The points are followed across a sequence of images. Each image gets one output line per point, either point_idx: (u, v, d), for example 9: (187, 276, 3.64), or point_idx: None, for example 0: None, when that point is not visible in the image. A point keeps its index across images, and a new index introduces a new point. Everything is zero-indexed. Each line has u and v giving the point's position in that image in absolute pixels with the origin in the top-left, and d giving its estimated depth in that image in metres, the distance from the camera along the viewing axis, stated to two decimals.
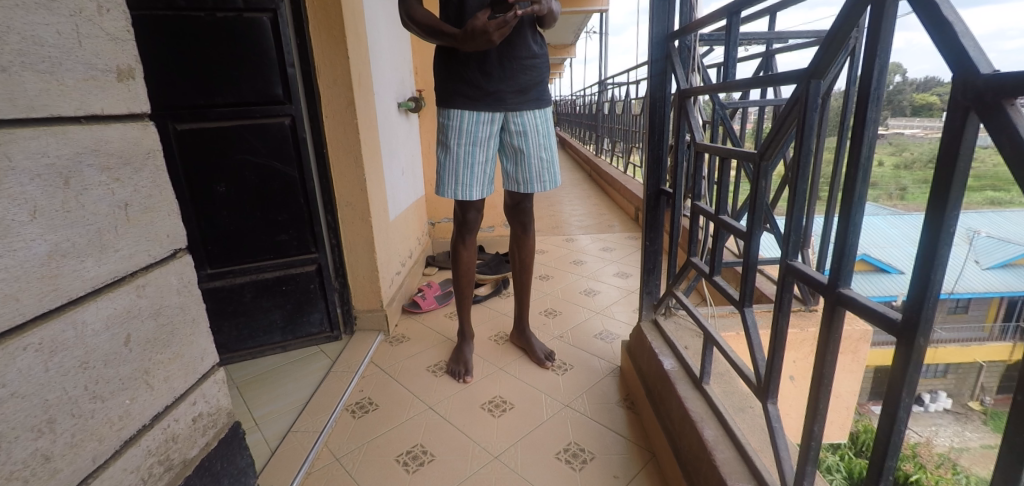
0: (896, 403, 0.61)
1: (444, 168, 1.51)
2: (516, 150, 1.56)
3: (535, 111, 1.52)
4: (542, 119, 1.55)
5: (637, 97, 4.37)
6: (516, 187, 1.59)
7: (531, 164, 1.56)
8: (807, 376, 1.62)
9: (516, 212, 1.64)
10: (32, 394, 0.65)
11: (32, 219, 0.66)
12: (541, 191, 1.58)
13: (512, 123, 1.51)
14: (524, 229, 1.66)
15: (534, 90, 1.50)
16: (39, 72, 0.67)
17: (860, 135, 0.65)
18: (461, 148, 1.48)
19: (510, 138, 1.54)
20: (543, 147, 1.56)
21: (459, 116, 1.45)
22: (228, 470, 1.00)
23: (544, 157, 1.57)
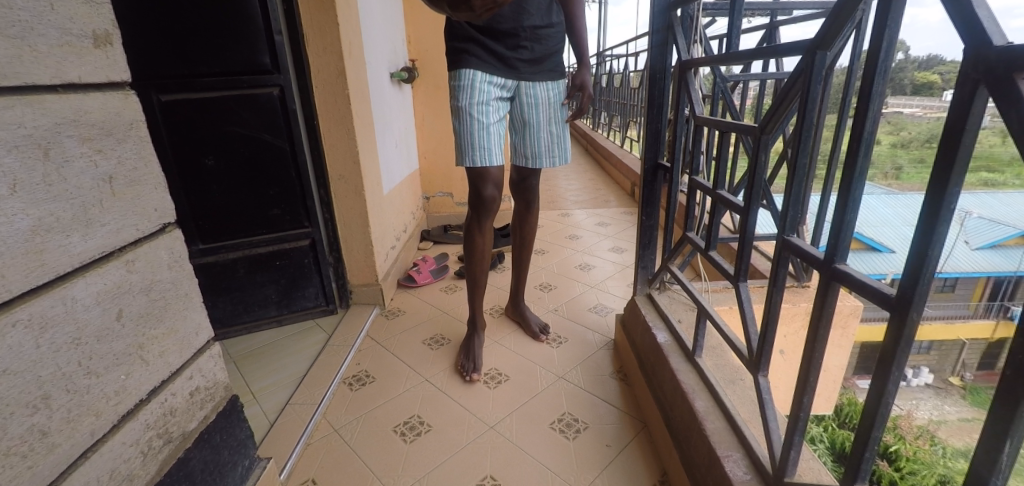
0: (885, 376, 0.62)
1: (460, 134, 1.42)
2: (523, 123, 1.53)
3: (547, 83, 1.51)
4: (554, 91, 1.53)
5: (637, 69, 4.27)
6: (524, 162, 1.58)
7: (539, 138, 1.54)
8: (798, 350, 1.64)
9: (522, 188, 1.60)
10: (24, 371, 0.65)
11: (12, 193, 0.64)
12: (550, 165, 1.58)
13: (524, 93, 1.49)
14: (528, 206, 1.64)
15: (548, 61, 1.49)
16: (10, 37, 0.64)
17: (865, 106, 0.63)
18: (475, 109, 1.39)
19: (520, 108, 1.52)
20: (552, 120, 1.55)
21: (472, 75, 1.37)
22: (228, 442, 1.01)
23: (552, 131, 1.55)
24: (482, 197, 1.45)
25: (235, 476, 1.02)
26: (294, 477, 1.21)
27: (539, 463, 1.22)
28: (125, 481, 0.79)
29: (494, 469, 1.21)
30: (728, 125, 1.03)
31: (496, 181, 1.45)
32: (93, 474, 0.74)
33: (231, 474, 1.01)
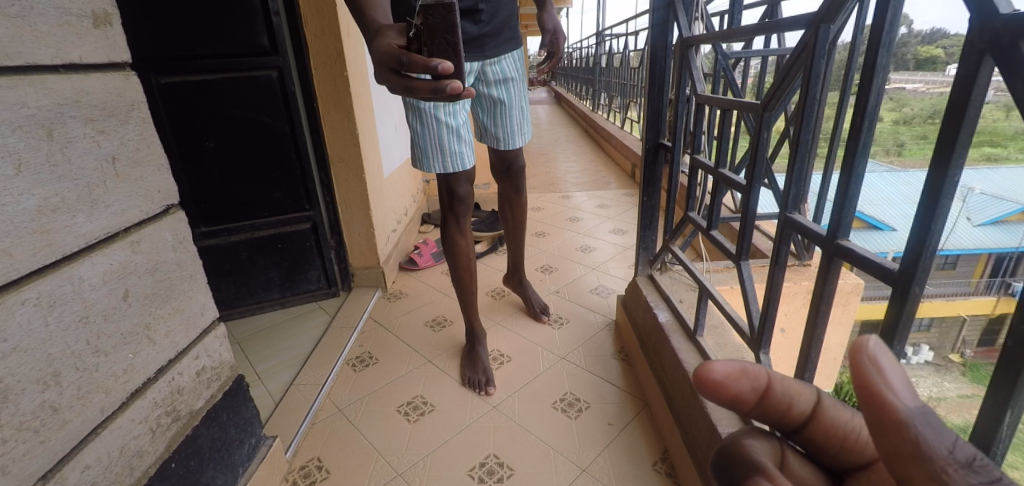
0: (886, 352, 0.63)
1: (427, 140, 1.36)
2: (494, 102, 1.51)
3: (509, 53, 1.48)
4: (514, 60, 1.51)
5: (637, 48, 4.21)
6: (496, 142, 1.57)
7: (512, 116, 1.53)
8: (799, 329, 1.65)
9: (510, 177, 1.63)
10: (35, 348, 0.66)
11: (18, 173, 0.64)
12: (523, 143, 1.59)
13: (488, 70, 1.45)
14: (519, 196, 1.66)
15: (507, 31, 1.46)
16: (10, 16, 0.63)
17: (869, 80, 0.63)
18: (442, 112, 1.33)
19: (487, 87, 1.48)
20: (519, 97, 1.54)
21: None
22: (234, 420, 1.03)
23: (520, 105, 1.56)
24: (456, 194, 1.43)
25: (242, 453, 1.04)
26: (299, 455, 1.23)
27: (541, 441, 1.24)
28: (135, 457, 0.80)
29: (496, 447, 1.22)
30: (730, 102, 1.03)
31: (468, 177, 1.45)
32: (104, 449, 0.75)
33: (238, 452, 1.03)
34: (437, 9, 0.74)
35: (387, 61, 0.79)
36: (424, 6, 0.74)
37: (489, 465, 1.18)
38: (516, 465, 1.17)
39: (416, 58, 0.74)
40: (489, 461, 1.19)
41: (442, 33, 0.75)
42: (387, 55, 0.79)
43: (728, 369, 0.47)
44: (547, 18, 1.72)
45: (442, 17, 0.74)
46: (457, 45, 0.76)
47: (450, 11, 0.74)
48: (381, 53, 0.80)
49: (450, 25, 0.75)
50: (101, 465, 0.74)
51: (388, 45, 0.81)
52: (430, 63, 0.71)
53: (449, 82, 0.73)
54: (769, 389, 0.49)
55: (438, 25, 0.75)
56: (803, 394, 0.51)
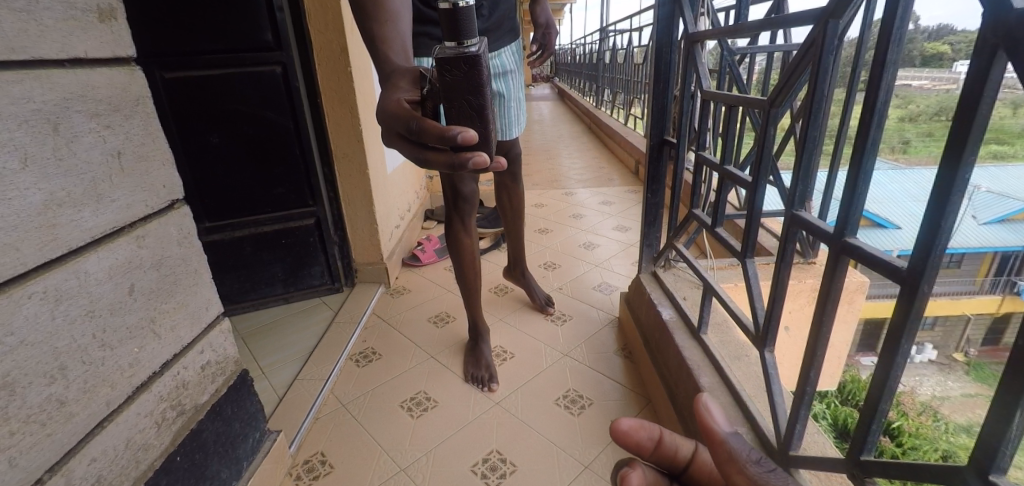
0: (893, 351, 0.63)
1: None
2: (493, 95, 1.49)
3: (508, 45, 1.48)
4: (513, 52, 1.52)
5: (641, 44, 4.19)
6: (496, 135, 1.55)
7: (510, 108, 1.52)
8: (804, 327, 1.64)
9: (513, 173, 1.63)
10: (41, 342, 0.66)
11: (24, 168, 0.64)
12: (521, 133, 1.59)
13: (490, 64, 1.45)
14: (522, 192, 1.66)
15: (507, 23, 1.47)
16: (15, 10, 0.63)
17: (879, 76, 0.62)
18: None
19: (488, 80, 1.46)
20: (516, 88, 1.54)
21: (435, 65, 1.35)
22: (238, 415, 1.03)
23: (517, 97, 1.55)
24: (461, 193, 1.42)
25: (246, 448, 1.05)
26: (303, 450, 1.24)
27: (543, 437, 1.24)
28: (140, 451, 0.80)
29: (499, 443, 1.23)
30: (736, 98, 1.02)
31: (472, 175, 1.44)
32: (110, 443, 0.75)
33: (242, 446, 1.04)
34: (457, 63, 0.60)
35: (395, 124, 0.67)
36: (441, 59, 0.60)
37: (492, 461, 1.18)
38: (519, 461, 1.18)
39: (429, 123, 0.62)
40: (492, 457, 1.19)
41: (464, 93, 0.61)
42: (397, 116, 0.67)
43: (631, 422, 0.68)
44: (539, 13, 1.80)
45: (464, 74, 0.60)
46: (485, 107, 0.62)
47: (476, 65, 0.60)
48: (389, 111, 0.68)
49: (474, 84, 0.61)
50: (106, 459, 0.74)
51: (397, 103, 0.69)
52: (447, 132, 0.59)
53: (471, 155, 0.60)
54: (658, 442, 0.70)
55: (459, 82, 0.61)
56: (686, 445, 0.71)
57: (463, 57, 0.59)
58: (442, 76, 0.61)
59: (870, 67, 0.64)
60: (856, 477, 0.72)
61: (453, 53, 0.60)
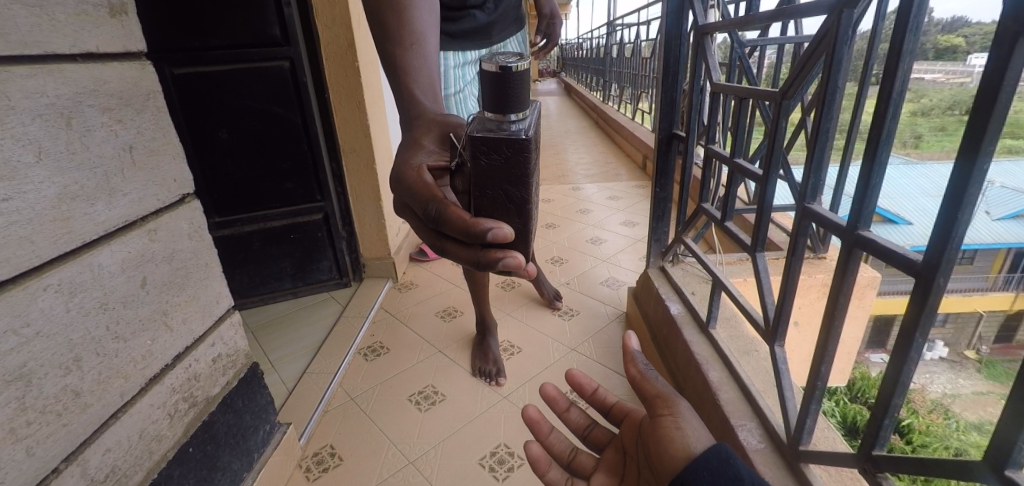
0: (907, 346, 0.62)
1: None
2: None
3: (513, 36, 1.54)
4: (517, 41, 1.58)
5: (649, 37, 4.14)
6: None
7: None
8: (813, 322, 1.62)
9: None
10: (56, 334, 0.67)
11: (39, 161, 0.65)
12: None
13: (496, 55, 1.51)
14: None
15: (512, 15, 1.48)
16: (29, 5, 0.63)
17: (894, 67, 0.61)
18: (454, 100, 1.42)
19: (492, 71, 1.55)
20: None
21: (445, 59, 1.35)
22: (249, 407, 1.04)
23: None
24: None
25: (257, 439, 1.06)
26: (312, 442, 1.25)
27: None
28: (154, 442, 0.81)
29: (507, 437, 1.23)
30: (747, 91, 1.00)
31: None
32: (124, 433, 0.76)
33: (253, 438, 1.05)
34: (500, 147, 0.54)
35: (417, 203, 0.62)
36: (480, 142, 0.54)
37: (500, 455, 1.18)
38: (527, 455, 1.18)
39: (455, 214, 0.57)
40: (499, 451, 1.19)
41: (501, 181, 0.56)
42: (417, 194, 0.62)
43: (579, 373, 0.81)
44: (544, 3, 1.79)
45: (505, 159, 0.55)
46: (525, 200, 0.57)
47: (521, 151, 0.54)
48: (408, 184, 0.63)
49: (515, 172, 0.55)
50: (120, 449, 0.75)
51: (418, 174, 0.63)
52: (478, 227, 0.55)
53: (504, 254, 0.56)
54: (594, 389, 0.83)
55: (497, 168, 0.55)
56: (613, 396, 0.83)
57: (509, 141, 0.54)
58: (477, 159, 0.55)
59: (885, 56, 0.63)
60: (868, 473, 0.71)
61: (496, 133, 0.54)
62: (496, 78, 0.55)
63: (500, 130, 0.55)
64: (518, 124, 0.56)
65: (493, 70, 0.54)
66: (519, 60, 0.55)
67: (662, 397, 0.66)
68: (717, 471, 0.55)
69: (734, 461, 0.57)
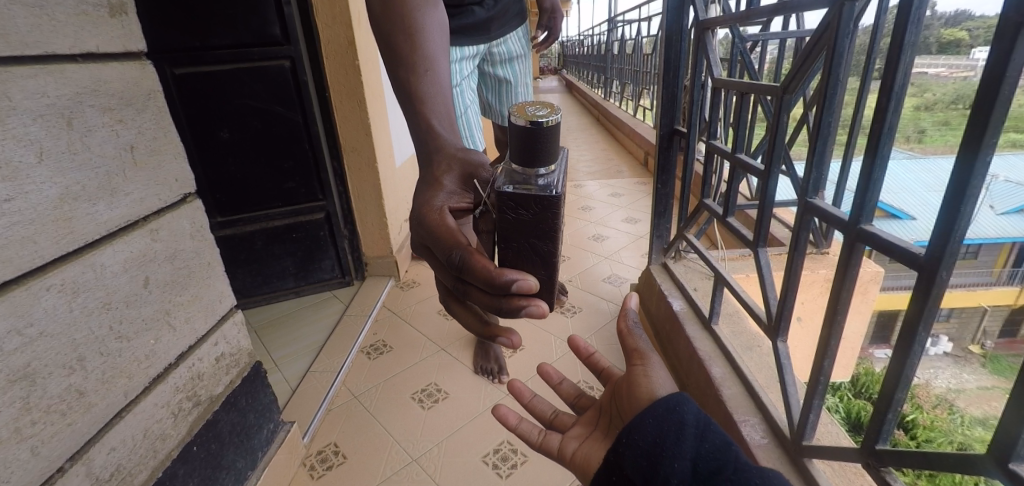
0: (910, 340, 0.62)
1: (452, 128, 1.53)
2: (500, 81, 1.59)
3: (514, 32, 1.53)
4: (519, 38, 1.56)
5: (650, 33, 4.11)
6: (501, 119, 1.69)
7: (518, 95, 1.63)
8: (816, 317, 1.62)
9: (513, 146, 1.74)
10: (60, 333, 0.67)
11: (40, 161, 0.65)
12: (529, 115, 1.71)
13: (496, 51, 1.51)
14: None
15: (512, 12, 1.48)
16: (29, 6, 0.63)
17: (896, 60, 0.61)
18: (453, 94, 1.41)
19: (495, 67, 1.55)
20: (524, 73, 1.63)
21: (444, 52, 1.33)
22: (253, 405, 1.05)
23: (525, 84, 1.65)
24: None
25: (261, 438, 1.06)
26: (316, 441, 1.25)
27: None
28: (158, 440, 0.82)
29: (510, 434, 1.23)
30: (748, 85, 1.00)
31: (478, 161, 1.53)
32: (128, 432, 0.76)
33: (257, 437, 1.05)
34: (530, 204, 0.51)
35: (438, 248, 0.60)
36: (510, 197, 0.51)
37: (503, 452, 1.18)
38: (530, 452, 1.18)
39: (480, 264, 0.55)
40: (503, 448, 1.20)
41: (528, 235, 0.53)
42: (438, 237, 0.60)
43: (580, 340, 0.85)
44: None
45: (534, 215, 0.52)
46: (553, 253, 0.55)
47: (550, 207, 0.51)
48: (430, 227, 0.61)
49: (543, 228, 0.53)
50: (125, 448, 0.76)
51: (440, 218, 0.61)
52: (501, 277, 0.53)
53: (527, 302, 0.55)
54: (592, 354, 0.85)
55: (525, 222, 0.53)
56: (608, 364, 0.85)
57: (539, 199, 0.51)
58: (504, 214, 0.52)
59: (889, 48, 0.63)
60: (872, 468, 0.71)
61: (523, 190, 0.51)
62: (525, 134, 0.49)
63: (527, 186, 0.51)
64: (547, 178, 0.52)
65: (523, 126, 0.48)
66: (550, 112, 0.50)
67: (633, 346, 0.71)
68: (663, 418, 0.56)
69: (681, 408, 0.57)
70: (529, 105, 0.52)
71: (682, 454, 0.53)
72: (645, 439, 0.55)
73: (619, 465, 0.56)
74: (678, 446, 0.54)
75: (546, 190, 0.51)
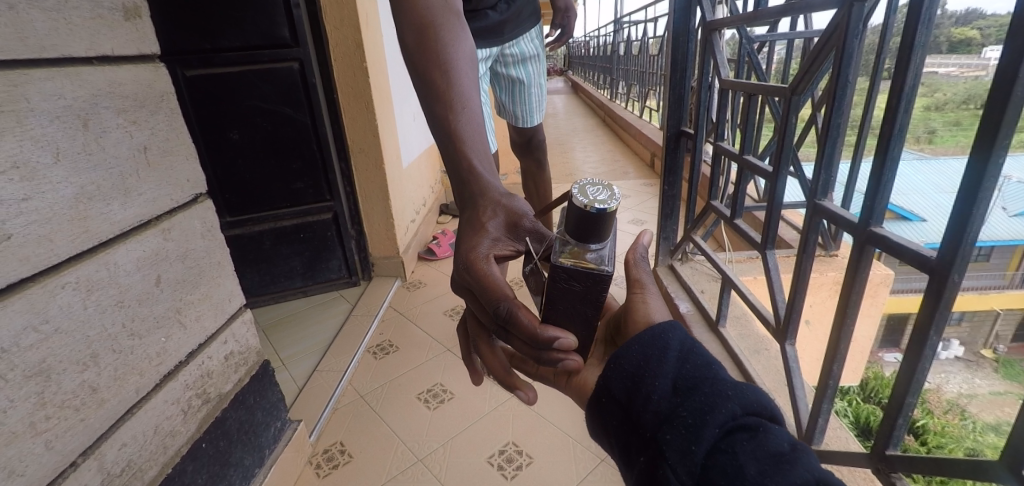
0: (921, 343, 0.61)
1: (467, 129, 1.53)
2: (512, 81, 1.59)
3: (526, 34, 1.53)
4: (531, 40, 1.56)
5: (656, 35, 4.10)
6: (514, 120, 1.67)
7: (531, 96, 1.62)
8: (825, 320, 1.61)
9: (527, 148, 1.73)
10: (75, 331, 0.68)
11: (57, 162, 0.66)
12: (543, 117, 1.69)
13: (508, 53, 1.52)
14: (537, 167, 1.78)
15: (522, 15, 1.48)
16: (46, 10, 0.64)
17: (906, 61, 0.61)
18: None
19: (508, 68, 1.55)
20: (538, 75, 1.62)
21: None
22: (261, 403, 1.06)
23: (539, 85, 1.64)
24: None
25: (269, 436, 1.07)
26: (323, 439, 1.26)
27: (559, 429, 1.25)
28: (168, 437, 0.83)
29: (516, 435, 1.23)
30: (756, 86, 1.00)
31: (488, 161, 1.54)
32: (139, 428, 0.77)
33: (265, 434, 1.06)
34: (582, 277, 0.50)
35: (482, 295, 0.56)
36: (563, 270, 0.50)
37: (508, 453, 1.19)
38: (536, 453, 1.18)
39: (526, 317, 0.51)
40: (509, 449, 1.20)
41: (578, 301, 0.52)
42: (482, 284, 0.56)
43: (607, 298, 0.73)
44: None
45: (586, 287, 0.51)
46: (597, 318, 0.54)
47: (601, 283, 0.50)
48: (474, 273, 0.57)
49: (592, 297, 0.52)
50: (136, 444, 0.77)
51: (484, 264, 0.57)
52: (544, 335, 0.51)
53: (566, 355, 0.53)
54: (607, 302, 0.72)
55: (575, 292, 0.51)
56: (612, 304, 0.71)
57: (591, 274, 0.50)
58: (555, 283, 0.51)
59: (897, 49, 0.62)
60: (882, 473, 0.71)
61: (579, 265, 0.50)
62: (582, 215, 0.48)
63: (580, 260, 0.50)
64: (601, 252, 0.50)
65: (582, 209, 0.47)
66: (610, 197, 0.49)
67: (628, 275, 0.57)
68: (648, 343, 0.48)
69: (669, 334, 0.49)
70: (590, 185, 0.51)
71: (663, 373, 0.45)
72: (625, 364, 0.48)
73: (604, 387, 0.48)
74: (661, 366, 0.46)
75: (599, 266, 0.50)
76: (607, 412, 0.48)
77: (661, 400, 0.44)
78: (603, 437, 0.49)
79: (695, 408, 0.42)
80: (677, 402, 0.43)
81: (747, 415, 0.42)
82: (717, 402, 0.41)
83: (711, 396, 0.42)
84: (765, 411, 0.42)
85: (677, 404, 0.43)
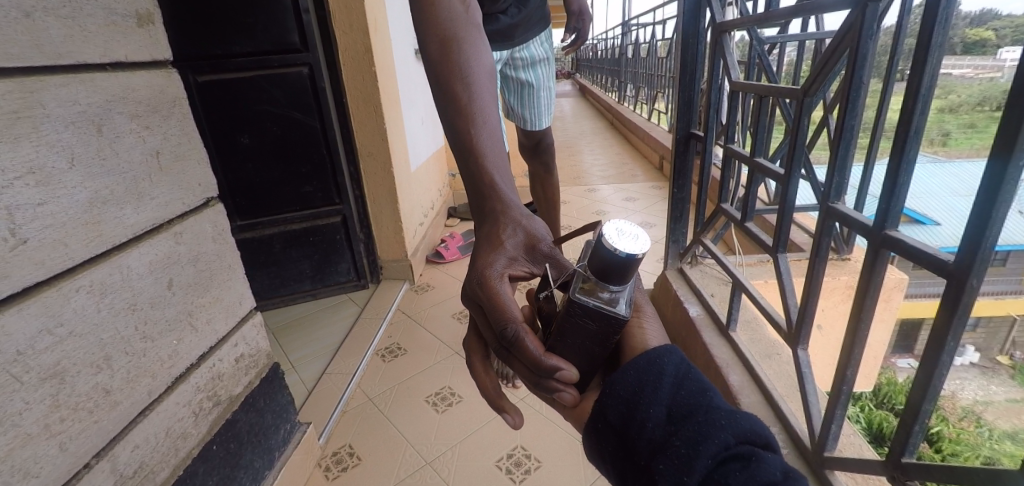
0: (938, 350, 0.60)
1: None
2: (521, 84, 1.59)
3: (536, 38, 1.53)
4: (542, 43, 1.56)
5: (664, 37, 4.09)
6: (523, 123, 1.67)
7: (540, 99, 1.62)
8: (837, 325, 1.59)
9: (535, 151, 1.74)
10: (88, 333, 0.69)
11: (72, 167, 0.67)
12: (551, 120, 1.68)
13: (518, 56, 1.52)
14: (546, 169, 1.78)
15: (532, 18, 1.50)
16: (61, 17, 0.65)
17: (923, 59, 0.59)
18: None
19: (517, 71, 1.56)
20: (547, 77, 1.62)
21: None
22: (270, 406, 1.06)
23: (549, 88, 1.64)
24: None
25: (278, 438, 1.08)
26: (331, 442, 1.27)
27: (567, 433, 1.24)
28: (179, 439, 0.83)
29: (524, 439, 1.23)
30: (767, 89, 0.99)
31: None
32: (151, 430, 0.78)
33: (274, 437, 1.07)
34: (596, 317, 0.47)
35: (489, 312, 0.55)
36: (580, 307, 0.47)
37: (516, 457, 1.18)
38: (544, 458, 1.17)
39: (532, 344, 0.50)
40: (516, 453, 1.19)
41: (587, 338, 0.49)
42: (491, 302, 0.55)
43: None
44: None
45: (597, 327, 0.48)
46: (602, 356, 0.51)
47: (614, 324, 0.48)
48: (485, 290, 0.56)
49: (601, 336, 0.49)
50: (148, 446, 0.77)
51: (497, 282, 0.57)
52: (547, 364, 0.49)
53: (564, 387, 0.50)
54: None
55: (586, 330, 0.49)
56: None
57: (606, 315, 0.47)
58: (568, 318, 0.48)
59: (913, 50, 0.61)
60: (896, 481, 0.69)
61: (598, 305, 0.47)
62: (609, 256, 0.46)
63: (596, 297, 0.48)
64: (617, 293, 0.48)
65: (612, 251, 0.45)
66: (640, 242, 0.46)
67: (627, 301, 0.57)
68: (643, 369, 0.46)
69: (665, 358, 0.47)
70: (622, 225, 0.48)
71: (659, 399, 0.43)
72: (619, 392, 0.45)
73: (599, 412, 0.46)
74: (656, 392, 0.44)
75: (612, 306, 0.48)
76: (604, 438, 0.45)
77: (656, 428, 0.42)
78: (597, 461, 0.47)
79: (687, 438, 0.40)
80: (672, 430, 0.41)
81: (741, 443, 0.40)
82: (711, 431, 0.40)
83: (704, 425, 0.40)
84: (758, 438, 0.41)
85: (671, 432, 0.41)
